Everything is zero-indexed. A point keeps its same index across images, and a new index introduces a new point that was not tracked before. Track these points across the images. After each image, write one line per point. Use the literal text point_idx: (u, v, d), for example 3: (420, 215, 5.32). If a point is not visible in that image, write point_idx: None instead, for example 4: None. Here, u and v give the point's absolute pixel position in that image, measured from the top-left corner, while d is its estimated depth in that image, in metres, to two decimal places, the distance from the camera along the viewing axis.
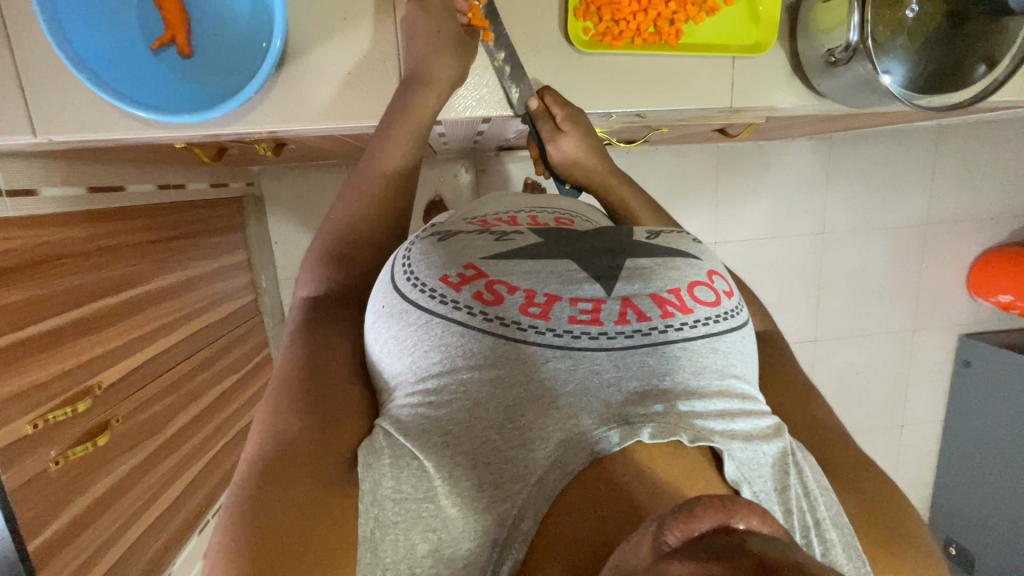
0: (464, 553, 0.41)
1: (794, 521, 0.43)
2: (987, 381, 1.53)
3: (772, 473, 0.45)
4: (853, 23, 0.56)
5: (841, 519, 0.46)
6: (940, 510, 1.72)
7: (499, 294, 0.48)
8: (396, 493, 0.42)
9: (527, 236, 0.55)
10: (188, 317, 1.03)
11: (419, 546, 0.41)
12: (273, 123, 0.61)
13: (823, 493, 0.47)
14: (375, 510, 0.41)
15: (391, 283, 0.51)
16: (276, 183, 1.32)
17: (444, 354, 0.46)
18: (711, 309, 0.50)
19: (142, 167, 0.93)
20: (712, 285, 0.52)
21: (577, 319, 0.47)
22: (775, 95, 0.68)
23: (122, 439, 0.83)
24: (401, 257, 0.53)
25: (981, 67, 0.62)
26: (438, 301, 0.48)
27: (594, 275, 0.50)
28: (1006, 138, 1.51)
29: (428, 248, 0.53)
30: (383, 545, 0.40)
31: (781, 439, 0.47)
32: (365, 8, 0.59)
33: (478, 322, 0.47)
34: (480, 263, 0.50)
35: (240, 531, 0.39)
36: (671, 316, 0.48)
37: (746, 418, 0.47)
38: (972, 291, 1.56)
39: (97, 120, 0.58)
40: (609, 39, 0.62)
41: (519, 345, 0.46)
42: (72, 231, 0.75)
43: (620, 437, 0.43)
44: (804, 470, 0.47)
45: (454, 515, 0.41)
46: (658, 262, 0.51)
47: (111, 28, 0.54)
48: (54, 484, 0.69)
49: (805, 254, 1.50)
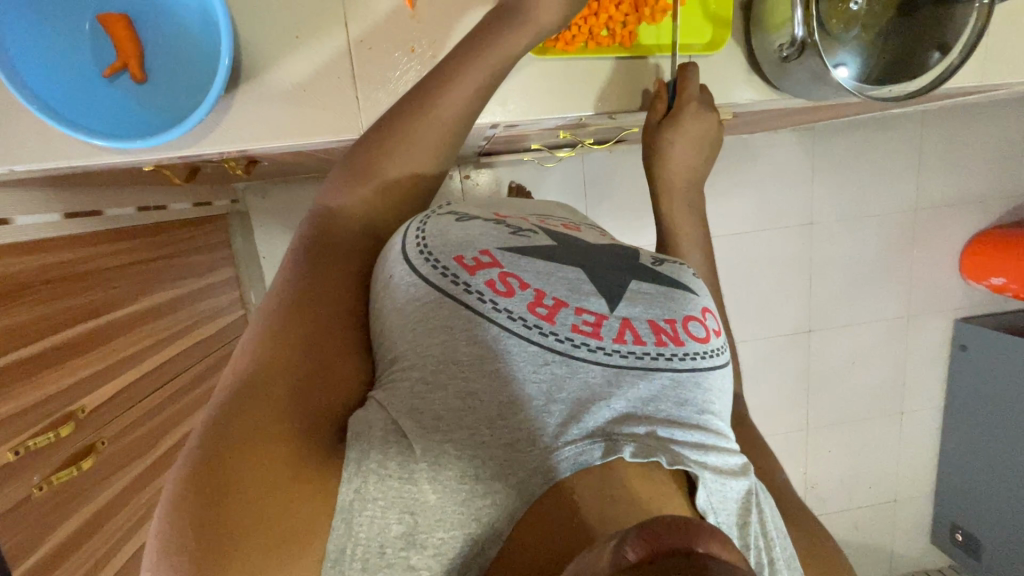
0: (435, 542, 0.39)
1: (748, 556, 0.44)
2: (985, 366, 1.52)
3: (736, 508, 0.46)
4: (796, 18, 0.57)
5: (794, 562, 0.48)
6: (943, 499, 1.70)
7: (511, 287, 0.47)
8: (381, 469, 0.40)
9: (541, 237, 0.54)
10: (175, 337, 1.04)
11: (393, 527, 0.39)
12: (237, 144, 0.61)
13: (779, 538, 0.48)
14: (358, 480, 0.39)
15: (402, 251, 0.51)
16: (261, 198, 1.32)
17: (447, 335, 0.45)
18: (699, 345, 0.49)
19: (121, 190, 0.94)
20: (704, 322, 0.51)
21: (579, 329, 0.47)
22: (734, 92, 0.69)
23: (105, 464, 0.83)
24: (415, 228, 0.52)
25: (935, 54, 0.62)
26: (449, 281, 0.47)
27: (600, 290, 0.50)
28: (992, 120, 1.51)
29: (444, 225, 0.52)
30: (359, 518, 0.39)
31: (747, 479, 0.47)
32: (318, 25, 0.60)
33: (485, 309, 0.46)
34: (495, 252, 0.50)
35: (192, 510, 0.36)
36: (664, 346, 0.48)
37: (720, 454, 0.46)
38: (964, 275, 1.55)
39: (56, 149, 0.59)
40: (562, 44, 0.63)
41: (520, 341, 0.45)
42: (53, 256, 0.76)
43: (603, 452, 0.42)
44: (765, 513, 0.47)
45: (433, 502, 0.40)
46: (660, 291, 0.52)
47: (62, 58, 0.54)
48: (39, 510, 0.69)
49: (794, 246, 1.50)
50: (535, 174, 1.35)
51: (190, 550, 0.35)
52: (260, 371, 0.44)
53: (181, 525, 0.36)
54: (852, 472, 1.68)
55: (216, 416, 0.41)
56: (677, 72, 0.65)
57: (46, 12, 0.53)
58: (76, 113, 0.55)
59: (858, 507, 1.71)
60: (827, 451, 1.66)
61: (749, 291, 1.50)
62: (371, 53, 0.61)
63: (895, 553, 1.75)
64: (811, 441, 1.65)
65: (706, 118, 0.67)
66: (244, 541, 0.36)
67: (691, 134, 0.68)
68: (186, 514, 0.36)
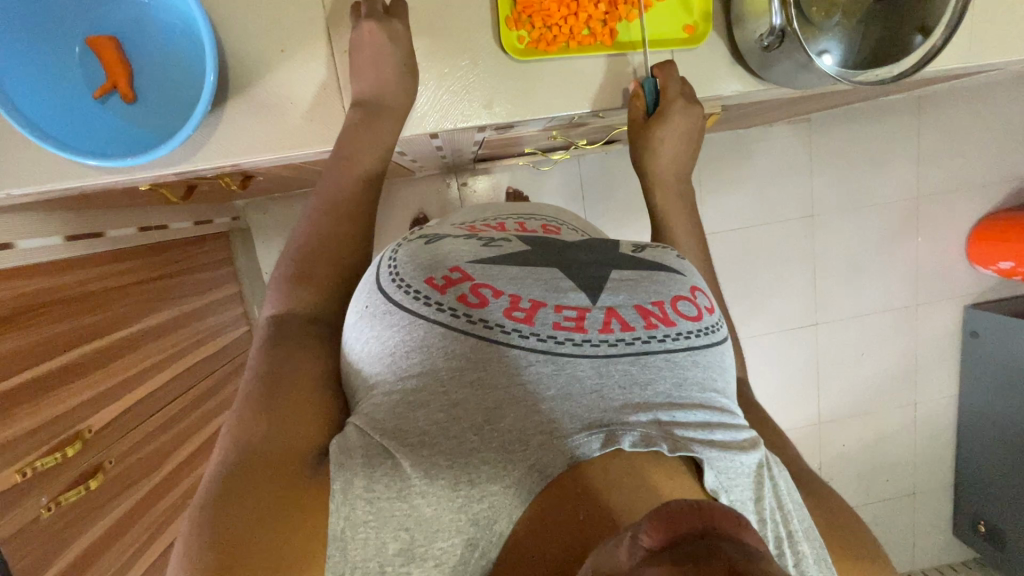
0: (436, 553, 0.39)
1: (766, 532, 0.44)
2: (999, 351, 1.49)
3: (749, 483, 0.45)
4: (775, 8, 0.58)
5: (814, 532, 0.48)
6: (963, 489, 1.67)
7: (484, 297, 0.47)
8: (368, 492, 0.40)
9: (514, 244, 0.54)
10: (177, 356, 1.04)
11: (390, 545, 0.39)
12: (226, 158, 0.62)
13: (795, 507, 0.48)
14: (346, 509, 0.39)
15: (375, 282, 0.50)
16: (261, 215, 1.33)
17: (425, 355, 0.45)
18: (692, 323, 0.49)
19: (120, 211, 0.95)
20: (694, 300, 0.51)
21: (561, 325, 0.46)
22: (718, 85, 0.69)
23: (113, 484, 0.84)
24: (387, 258, 0.52)
25: (917, 36, 0.63)
26: (422, 303, 0.47)
27: (579, 285, 0.49)
28: (989, 101, 1.49)
29: (416, 249, 0.52)
30: (353, 544, 0.39)
31: (758, 451, 0.47)
32: (299, 38, 0.60)
33: (463, 323, 0.46)
34: (466, 266, 0.50)
35: (202, 547, 0.38)
36: (654, 328, 0.47)
37: (725, 430, 0.46)
38: (972, 261, 1.53)
39: (52, 172, 0.60)
40: (544, 45, 0.63)
41: (500, 347, 0.45)
42: (56, 279, 0.77)
43: (601, 444, 0.42)
44: (778, 482, 0.47)
45: (430, 514, 0.40)
46: (644, 275, 0.52)
47: (53, 82, 0.56)
48: (47, 531, 0.70)
49: (795, 239, 1.49)
50: (531, 178, 1.36)
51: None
52: (256, 405, 0.46)
53: (197, 559, 0.38)
54: (867, 465, 1.66)
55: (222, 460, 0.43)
56: (655, 69, 0.66)
57: (37, 37, 0.55)
58: (68, 135, 0.56)
59: (875, 501, 1.68)
60: (840, 444, 1.64)
61: (752, 287, 1.50)
62: None
63: (917, 548, 1.72)
64: (823, 435, 1.63)
65: (695, 112, 0.68)
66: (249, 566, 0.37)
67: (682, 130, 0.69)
68: (199, 555, 0.38)
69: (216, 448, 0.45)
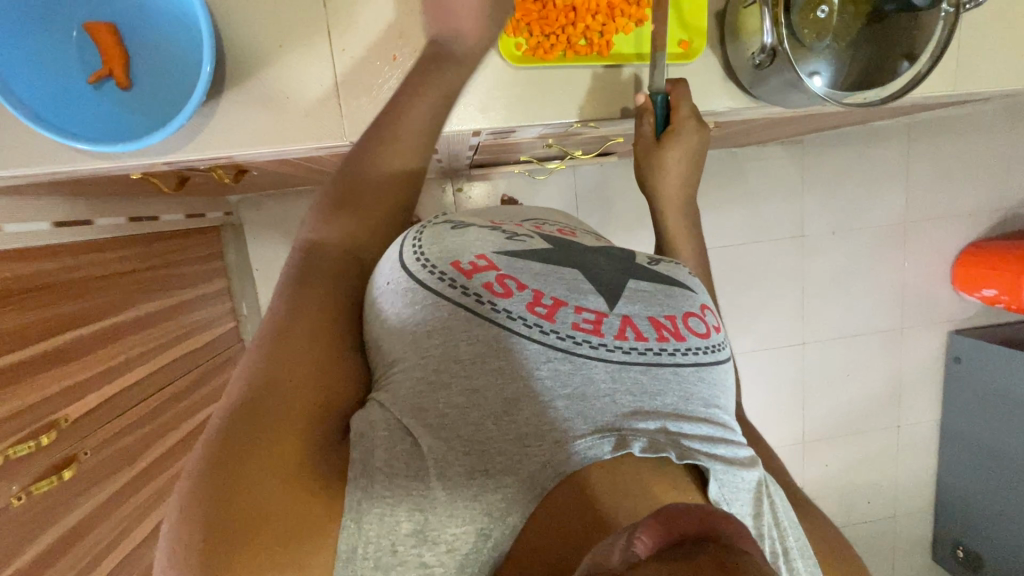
0: (448, 538, 0.38)
1: (763, 547, 0.43)
2: (981, 377, 1.51)
3: (749, 499, 0.44)
4: (766, 28, 0.59)
5: (808, 551, 0.47)
6: (944, 515, 1.68)
7: (508, 288, 0.47)
8: (388, 467, 0.39)
9: (537, 241, 0.53)
10: (160, 349, 1.03)
11: (403, 525, 0.38)
12: (219, 149, 0.62)
13: (792, 525, 0.47)
14: (365, 480, 0.38)
15: (399, 259, 0.49)
16: (254, 211, 1.33)
17: (447, 336, 0.45)
18: (700, 340, 0.49)
19: (107, 200, 0.94)
20: (704, 318, 0.52)
21: (580, 326, 0.46)
22: (711, 101, 0.71)
23: (86, 476, 0.83)
24: (411, 236, 0.51)
25: (904, 63, 0.66)
26: (447, 284, 0.47)
27: (599, 288, 0.49)
28: (979, 131, 1.52)
29: (440, 232, 0.51)
30: (368, 517, 0.37)
31: (758, 469, 0.46)
32: (298, 36, 0.61)
33: (484, 310, 0.45)
34: (492, 255, 0.49)
35: (195, 511, 0.35)
36: (666, 341, 0.48)
37: (728, 445, 0.45)
38: (958, 287, 1.55)
39: (40, 154, 0.60)
40: (541, 53, 0.64)
41: (519, 339, 0.45)
42: (38, 263, 0.75)
43: (612, 447, 0.42)
44: (776, 502, 0.46)
45: (443, 498, 0.39)
46: (659, 288, 0.52)
47: (47, 64, 0.56)
48: (17, 519, 0.69)
49: (786, 259, 1.50)
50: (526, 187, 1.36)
51: (198, 545, 0.34)
52: (252, 373, 0.43)
53: (190, 524, 0.35)
54: (850, 487, 1.66)
55: (225, 416, 0.40)
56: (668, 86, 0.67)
57: (33, 21, 0.55)
58: (59, 118, 0.56)
59: (856, 523, 1.68)
60: (823, 465, 1.64)
61: (741, 304, 1.50)
62: (352, 62, 0.62)
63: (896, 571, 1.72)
64: (806, 454, 1.63)
65: (696, 138, 0.69)
66: (249, 543, 0.34)
67: (687, 150, 0.70)
68: (193, 517, 0.35)
69: (220, 403, 0.41)
